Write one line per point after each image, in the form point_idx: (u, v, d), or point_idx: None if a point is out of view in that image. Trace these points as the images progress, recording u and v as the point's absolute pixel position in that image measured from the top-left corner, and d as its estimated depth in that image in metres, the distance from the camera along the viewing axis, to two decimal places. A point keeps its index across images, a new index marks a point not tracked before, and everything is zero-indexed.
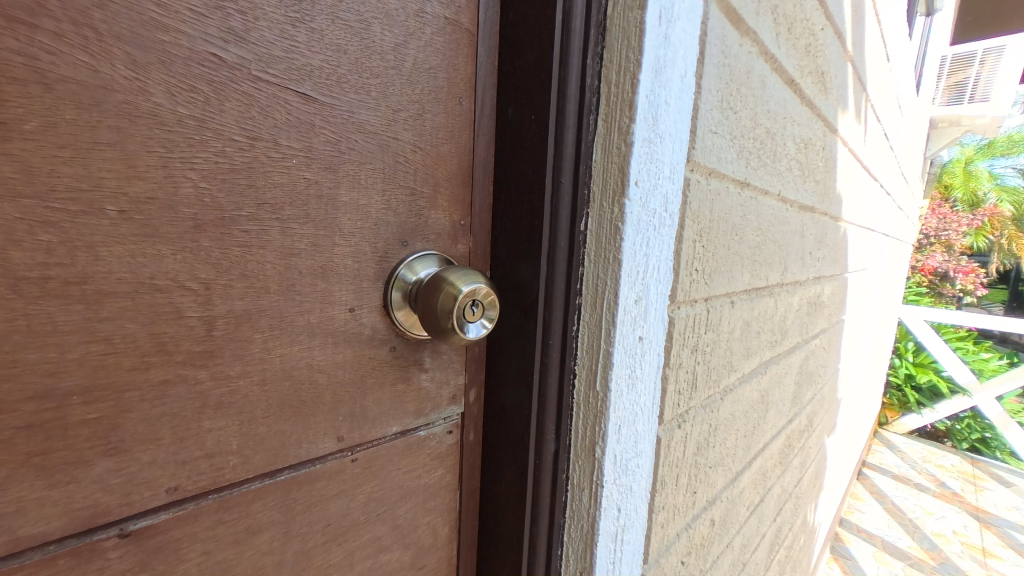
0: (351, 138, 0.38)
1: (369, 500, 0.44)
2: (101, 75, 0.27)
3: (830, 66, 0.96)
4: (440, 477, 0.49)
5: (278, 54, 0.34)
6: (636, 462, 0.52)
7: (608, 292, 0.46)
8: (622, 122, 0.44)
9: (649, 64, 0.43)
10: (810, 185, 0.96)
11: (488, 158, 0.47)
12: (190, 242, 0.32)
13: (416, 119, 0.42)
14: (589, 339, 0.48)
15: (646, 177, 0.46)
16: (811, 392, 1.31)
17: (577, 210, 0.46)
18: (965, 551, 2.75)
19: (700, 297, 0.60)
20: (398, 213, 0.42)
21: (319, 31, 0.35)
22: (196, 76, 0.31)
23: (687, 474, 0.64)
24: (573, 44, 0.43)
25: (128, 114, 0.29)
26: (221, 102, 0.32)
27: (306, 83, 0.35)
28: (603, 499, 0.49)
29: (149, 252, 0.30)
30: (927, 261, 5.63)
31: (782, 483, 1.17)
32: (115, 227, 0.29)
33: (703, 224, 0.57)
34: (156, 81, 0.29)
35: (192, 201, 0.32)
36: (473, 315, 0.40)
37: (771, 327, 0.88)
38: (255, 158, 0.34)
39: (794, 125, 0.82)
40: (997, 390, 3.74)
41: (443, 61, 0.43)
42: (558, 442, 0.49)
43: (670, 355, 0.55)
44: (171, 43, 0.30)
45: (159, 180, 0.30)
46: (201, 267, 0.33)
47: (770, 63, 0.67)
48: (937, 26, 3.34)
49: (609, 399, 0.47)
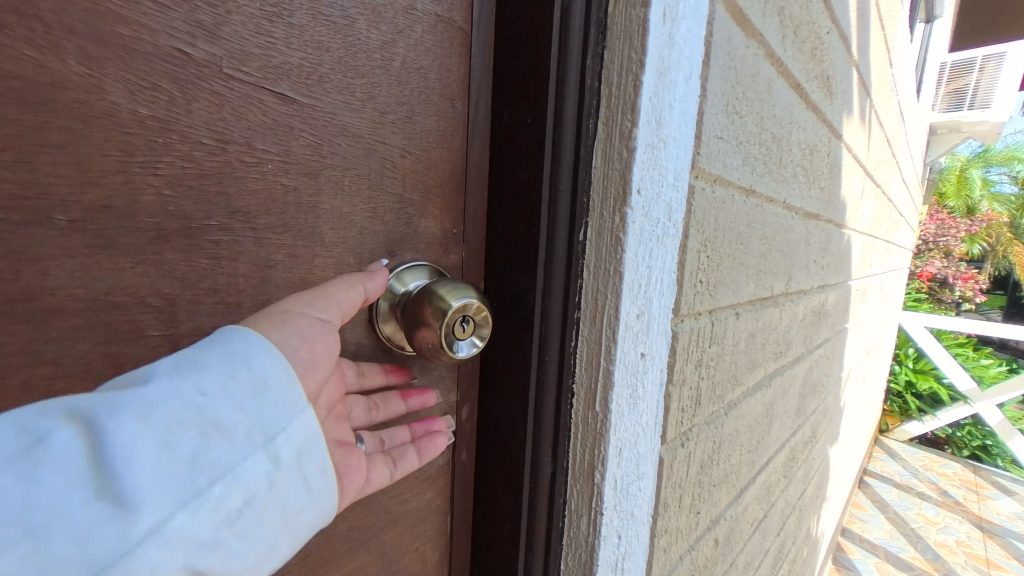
0: (333, 142, 0.36)
1: (353, 529, 0.41)
2: (49, 70, 0.25)
3: (835, 70, 0.94)
4: (429, 500, 0.47)
5: (253, 51, 0.31)
6: (637, 486, 0.49)
7: (608, 306, 0.43)
8: (623, 126, 0.41)
9: (653, 64, 0.41)
10: (815, 192, 0.93)
11: (482, 163, 0.45)
12: (152, 253, 0.29)
13: (405, 121, 0.39)
14: (588, 355, 0.45)
15: (648, 185, 0.43)
16: (816, 403, 1.29)
17: (575, 220, 0.43)
18: (968, 561, 2.72)
19: (704, 310, 0.57)
20: (385, 221, 0.40)
21: (298, 26, 0.33)
22: (159, 73, 0.28)
23: (690, 494, 0.61)
24: (571, 43, 0.40)
25: (81, 115, 0.26)
26: (187, 101, 0.29)
27: (284, 83, 0.33)
28: (603, 527, 0.46)
29: (104, 265, 0.28)
30: (926, 267, 5.62)
31: (787, 497, 1.15)
32: (65, 238, 0.26)
33: (708, 234, 0.54)
34: (113, 78, 0.27)
35: (154, 209, 0.29)
36: (462, 332, 0.38)
37: (777, 338, 0.86)
38: (226, 162, 0.31)
39: (799, 130, 0.80)
40: (999, 399, 3.66)
41: (434, 61, 0.40)
42: (555, 466, 0.46)
43: (673, 371, 0.52)
44: (131, 37, 0.27)
45: (118, 186, 0.27)
46: (165, 281, 0.30)
47: (776, 67, 0.65)
48: (938, 35, 3.36)
49: (609, 421, 0.44)
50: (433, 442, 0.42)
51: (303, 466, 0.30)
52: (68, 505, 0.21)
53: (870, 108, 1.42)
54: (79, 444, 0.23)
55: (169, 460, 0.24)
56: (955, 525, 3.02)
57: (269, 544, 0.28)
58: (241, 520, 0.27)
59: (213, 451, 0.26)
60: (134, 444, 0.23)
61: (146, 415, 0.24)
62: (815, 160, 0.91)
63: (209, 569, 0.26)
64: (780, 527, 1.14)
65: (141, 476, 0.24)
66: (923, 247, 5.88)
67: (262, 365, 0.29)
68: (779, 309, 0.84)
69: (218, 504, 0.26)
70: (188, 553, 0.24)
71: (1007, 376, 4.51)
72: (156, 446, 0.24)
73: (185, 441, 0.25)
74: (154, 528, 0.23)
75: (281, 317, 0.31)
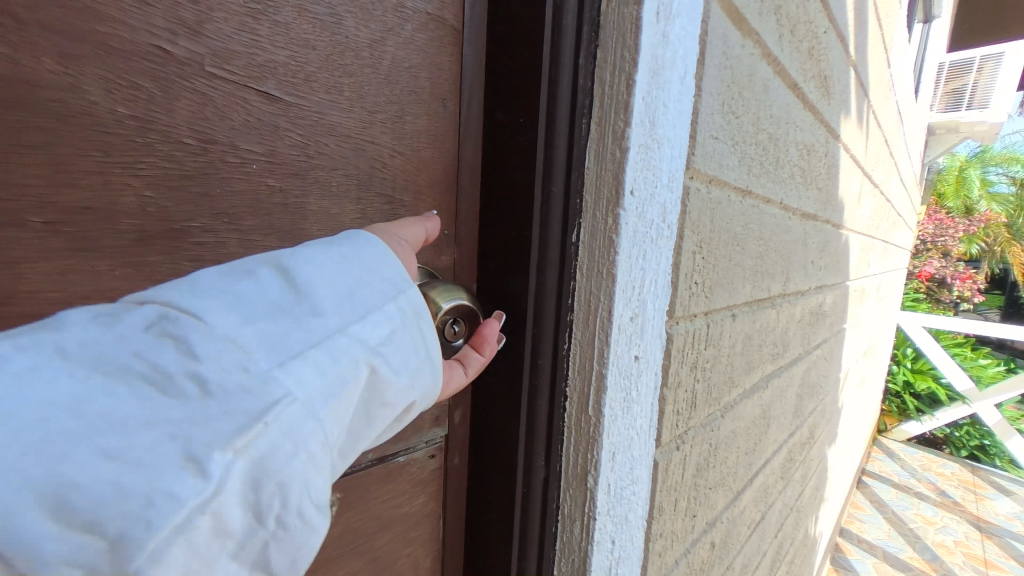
0: (321, 142, 0.35)
1: (343, 536, 0.40)
2: (23, 69, 0.24)
3: (832, 70, 0.94)
4: (422, 504, 0.46)
5: (237, 49, 0.31)
6: (631, 490, 0.49)
7: (602, 309, 0.43)
8: (616, 126, 0.41)
9: (646, 63, 0.40)
10: (813, 192, 0.93)
11: (474, 164, 0.44)
12: (133, 256, 0.28)
13: (395, 121, 0.39)
14: (581, 358, 0.44)
15: (642, 186, 0.42)
16: (814, 404, 1.28)
17: (569, 221, 0.42)
18: (966, 561, 2.72)
19: (700, 312, 0.56)
20: (375, 222, 0.39)
21: (283, 24, 0.32)
22: (139, 71, 0.27)
23: (686, 497, 0.61)
24: (564, 41, 0.39)
25: (57, 114, 0.25)
26: (169, 101, 0.28)
27: (269, 81, 0.32)
28: (597, 532, 0.45)
29: (83, 268, 0.27)
30: (924, 267, 5.62)
31: (784, 498, 1.14)
32: (42, 241, 0.26)
33: (704, 235, 0.54)
34: (90, 76, 0.26)
35: (135, 211, 0.28)
36: (452, 331, 0.41)
37: (774, 339, 0.85)
38: (209, 163, 0.30)
39: (796, 130, 0.79)
40: (998, 398, 3.64)
41: (424, 60, 0.40)
42: (548, 470, 0.45)
43: (669, 374, 0.52)
44: (109, 35, 0.26)
45: (96, 187, 0.27)
46: (147, 284, 0.29)
47: (773, 67, 0.64)
48: (936, 35, 3.36)
49: (603, 424, 0.44)
50: (488, 329, 0.39)
51: (421, 324, 0.33)
52: (285, 297, 0.28)
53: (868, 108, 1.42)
54: (278, 264, 0.29)
55: (343, 280, 0.30)
56: (954, 525, 3.02)
57: (416, 372, 0.33)
58: (394, 342, 0.31)
59: (369, 283, 0.31)
60: (313, 272, 0.29)
61: (316, 255, 0.30)
62: (812, 161, 0.90)
63: (382, 375, 0.30)
64: (777, 529, 1.13)
65: (318, 294, 0.29)
66: (922, 247, 5.89)
67: (378, 249, 0.33)
68: (776, 310, 0.84)
69: (376, 324, 0.30)
70: (360, 351, 0.29)
71: (1005, 376, 4.52)
72: (329, 276, 0.30)
73: (347, 278, 0.31)
74: (340, 324, 0.29)
75: (376, 231, 0.35)
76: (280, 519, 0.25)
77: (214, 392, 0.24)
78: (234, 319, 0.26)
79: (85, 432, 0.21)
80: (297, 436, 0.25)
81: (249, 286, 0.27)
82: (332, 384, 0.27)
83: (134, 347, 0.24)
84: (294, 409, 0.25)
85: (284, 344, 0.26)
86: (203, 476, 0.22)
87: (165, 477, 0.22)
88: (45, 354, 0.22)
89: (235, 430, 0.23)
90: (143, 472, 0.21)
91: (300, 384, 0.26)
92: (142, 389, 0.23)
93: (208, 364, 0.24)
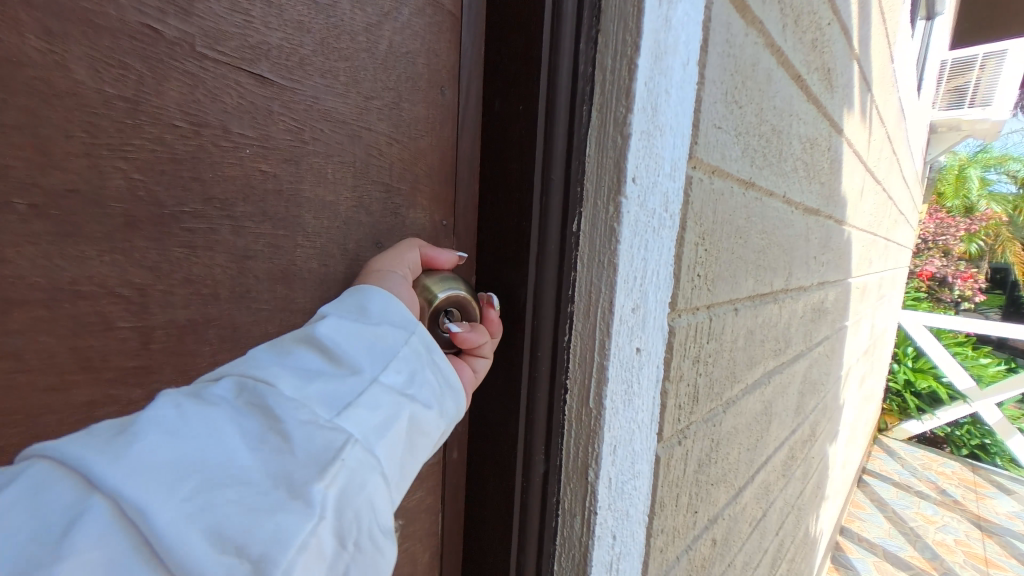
0: (315, 127, 0.34)
1: None
2: (7, 45, 0.23)
3: (836, 63, 0.93)
4: (419, 499, 0.46)
5: (229, 30, 0.30)
6: (632, 485, 0.48)
7: (603, 300, 0.42)
8: (618, 112, 0.40)
9: (649, 47, 0.39)
10: (815, 187, 0.92)
11: (473, 154, 0.44)
12: (121, 241, 0.28)
13: (392, 108, 0.38)
14: (582, 350, 0.43)
15: (644, 173, 0.42)
16: (815, 401, 1.27)
17: (568, 210, 0.41)
18: (967, 561, 2.71)
19: (702, 305, 0.56)
20: (371, 211, 0.38)
21: (277, 5, 0.31)
22: (127, 50, 0.27)
23: (687, 493, 0.60)
24: (565, 25, 0.38)
25: (41, 93, 0.24)
26: (158, 81, 0.28)
27: (262, 64, 0.31)
28: (597, 527, 0.44)
29: (68, 253, 0.26)
30: (925, 266, 5.60)
31: (786, 495, 1.14)
32: (25, 224, 0.25)
33: (706, 226, 0.53)
34: (76, 54, 0.25)
35: (123, 195, 0.27)
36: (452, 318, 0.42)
37: (776, 335, 0.85)
38: (200, 147, 0.30)
39: (799, 123, 0.78)
40: (996, 397, 3.64)
41: (422, 46, 0.39)
42: (548, 464, 0.45)
43: (671, 368, 0.51)
44: (96, 12, 0.25)
45: (82, 170, 0.26)
46: (136, 271, 0.28)
47: (776, 58, 0.63)
48: (939, 31, 3.34)
49: (603, 417, 0.43)
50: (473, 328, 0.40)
51: (434, 359, 0.36)
52: (328, 353, 0.31)
53: (871, 103, 1.41)
54: (309, 331, 0.32)
55: (375, 337, 0.34)
56: (955, 525, 3.01)
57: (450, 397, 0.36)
58: (420, 378, 0.34)
59: (390, 331, 0.34)
60: (349, 329, 0.33)
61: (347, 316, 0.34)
62: (815, 155, 0.89)
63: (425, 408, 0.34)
64: (779, 527, 1.13)
65: (357, 348, 0.32)
66: (923, 246, 5.87)
67: (379, 302, 0.35)
68: (779, 305, 0.83)
69: (409, 369, 0.34)
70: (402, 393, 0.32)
71: (1007, 375, 4.51)
72: (364, 331, 0.33)
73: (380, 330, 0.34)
74: (379, 370, 0.32)
75: (378, 275, 0.37)
76: (360, 542, 0.26)
77: (301, 434, 0.27)
78: (299, 379, 0.29)
79: (218, 479, 0.24)
80: (371, 466, 0.28)
81: (296, 351, 0.30)
82: (388, 420, 0.31)
83: (232, 409, 0.26)
84: (362, 444, 0.28)
85: (341, 393, 0.30)
86: (309, 504, 0.25)
87: (278, 511, 0.24)
88: (170, 417, 0.25)
89: (322, 463, 0.26)
90: (263, 507, 0.24)
91: (363, 422, 0.29)
92: (247, 440, 0.26)
93: (293, 415, 0.27)
